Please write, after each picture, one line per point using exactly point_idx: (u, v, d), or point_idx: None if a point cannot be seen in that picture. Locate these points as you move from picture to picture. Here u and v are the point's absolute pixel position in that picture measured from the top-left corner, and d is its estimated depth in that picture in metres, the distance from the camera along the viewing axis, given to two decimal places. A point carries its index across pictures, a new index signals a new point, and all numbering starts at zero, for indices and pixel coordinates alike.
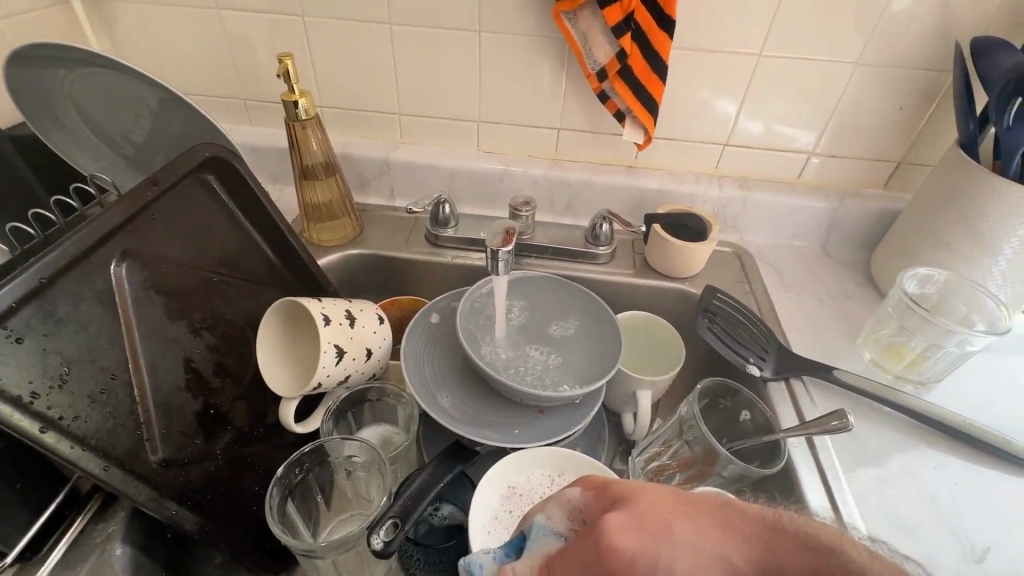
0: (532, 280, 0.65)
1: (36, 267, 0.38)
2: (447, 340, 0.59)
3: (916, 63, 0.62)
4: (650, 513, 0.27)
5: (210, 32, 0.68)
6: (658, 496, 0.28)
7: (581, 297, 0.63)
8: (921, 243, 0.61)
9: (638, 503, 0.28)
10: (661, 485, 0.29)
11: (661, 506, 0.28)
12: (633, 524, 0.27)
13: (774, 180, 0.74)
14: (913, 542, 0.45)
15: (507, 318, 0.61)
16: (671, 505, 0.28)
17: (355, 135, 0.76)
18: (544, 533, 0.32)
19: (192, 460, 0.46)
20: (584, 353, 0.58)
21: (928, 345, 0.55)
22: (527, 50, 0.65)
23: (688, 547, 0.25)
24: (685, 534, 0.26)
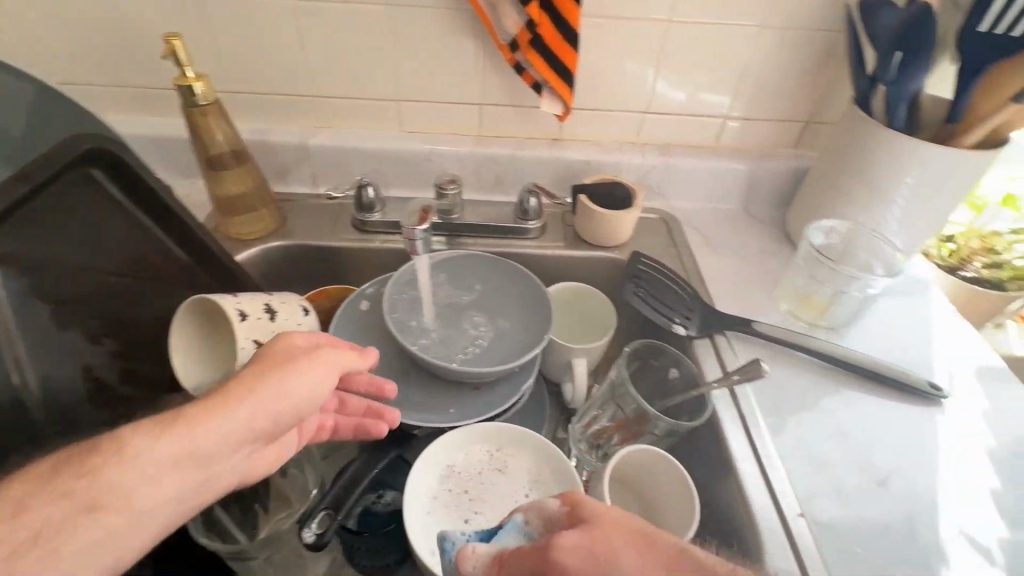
0: (463, 260, 0.64)
1: None
2: (376, 326, 0.58)
3: (816, 24, 0.64)
4: (606, 540, 0.26)
5: (90, 14, 0.62)
6: (621, 527, 0.26)
7: (515, 273, 0.62)
8: (827, 197, 0.65)
9: (599, 528, 0.26)
10: (629, 517, 0.26)
11: (616, 536, 0.26)
12: (583, 550, 0.26)
13: (694, 145, 0.76)
14: (826, 474, 0.49)
15: (439, 301, 0.61)
16: (631, 538, 0.26)
17: (268, 121, 0.72)
18: (517, 533, 0.30)
19: None
20: (519, 327, 0.58)
21: (835, 292, 0.59)
22: (438, 22, 0.63)
23: None
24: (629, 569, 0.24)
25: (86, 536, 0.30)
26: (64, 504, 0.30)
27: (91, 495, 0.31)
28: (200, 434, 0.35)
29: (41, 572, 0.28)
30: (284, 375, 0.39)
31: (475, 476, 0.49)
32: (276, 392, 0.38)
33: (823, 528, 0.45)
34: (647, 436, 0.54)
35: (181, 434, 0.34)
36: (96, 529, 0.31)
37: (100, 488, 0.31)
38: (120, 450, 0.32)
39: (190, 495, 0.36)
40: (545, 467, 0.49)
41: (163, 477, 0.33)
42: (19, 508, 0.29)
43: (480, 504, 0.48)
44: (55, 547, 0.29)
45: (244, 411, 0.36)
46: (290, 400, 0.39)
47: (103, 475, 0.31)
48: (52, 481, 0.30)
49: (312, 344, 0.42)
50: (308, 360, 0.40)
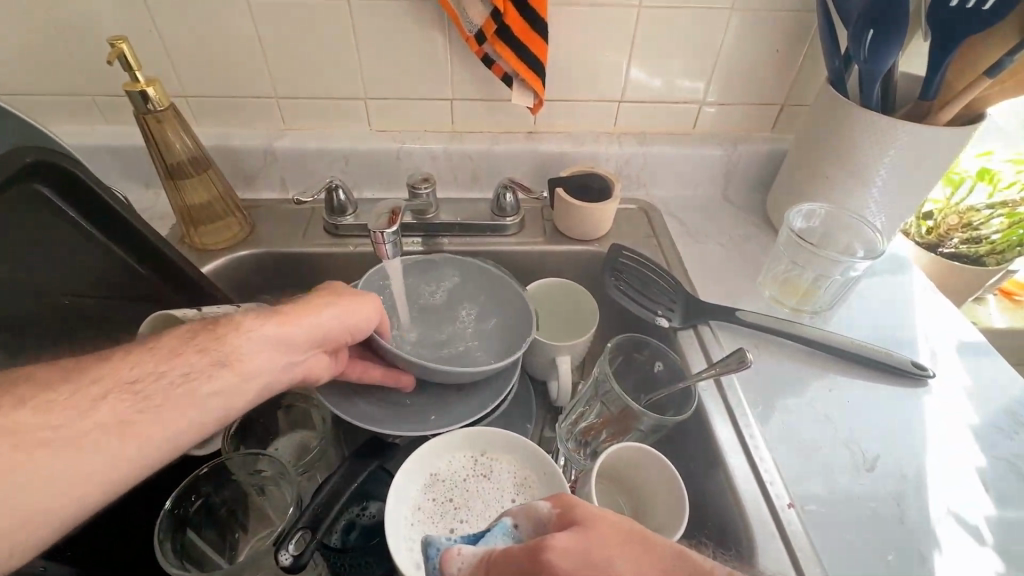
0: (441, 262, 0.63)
1: None
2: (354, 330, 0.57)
3: (787, 5, 0.63)
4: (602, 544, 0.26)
5: (30, 18, 0.59)
6: (612, 529, 0.27)
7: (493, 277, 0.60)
8: (806, 181, 0.64)
9: (591, 529, 0.27)
10: (620, 518, 0.27)
11: (609, 539, 0.26)
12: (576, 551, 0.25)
13: (671, 132, 0.74)
14: (815, 461, 0.48)
15: (422, 303, 0.60)
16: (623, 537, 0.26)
17: (231, 125, 0.69)
18: (506, 537, 0.29)
19: None
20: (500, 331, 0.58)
21: (817, 276, 0.59)
22: (402, 17, 0.61)
23: None
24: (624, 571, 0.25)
25: (214, 386, 0.36)
26: (200, 358, 0.36)
27: (220, 354, 0.37)
28: (294, 325, 0.41)
29: (174, 409, 0.34)
30: (349, 298, 0.46)
31: (460, 482, 0.48)
32: (345, 308, 0.45)
33: (814, 517, 0.44)
34: (634, 433, 0.52)
35: (277, 324, 0.41)
36: (221, 381, 0.36)
37: (224, 350, 0.37)
38: (236, 326, 0.39)
39: (275, 383, 0.41)
40: (530, 469, 0.48)
41: (265, 357, 0.39)
42: (171, 355, 0.36)
43: (466, 511, 0.47)
44: (194, 388, 0.35)
45: (322, 314, 0.43)
46: (352, 320, 0.45)
47: (226, 339, 0.38)
48: (189, 343, 0.37)
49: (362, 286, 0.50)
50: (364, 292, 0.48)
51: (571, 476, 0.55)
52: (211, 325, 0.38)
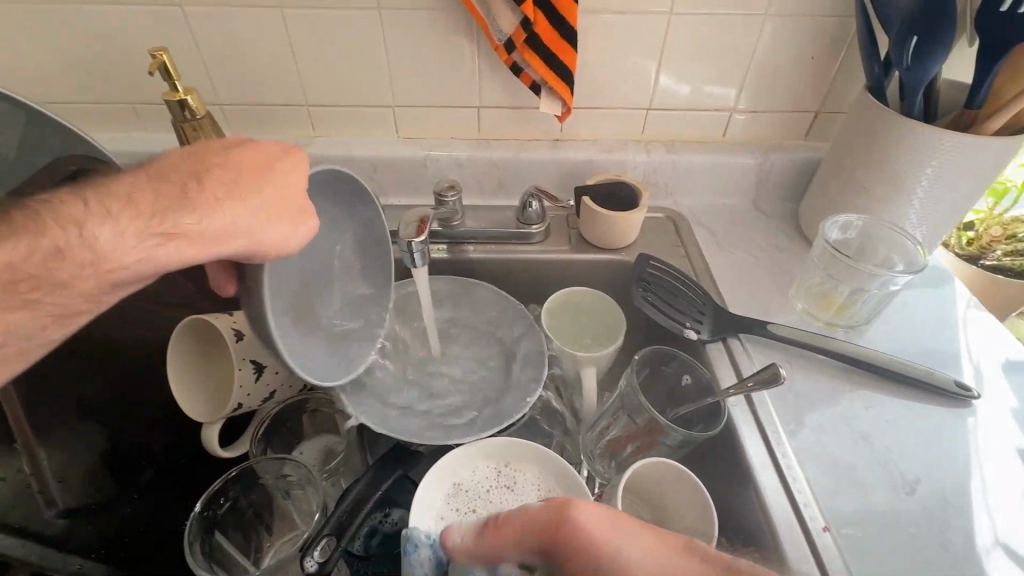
0: (468, 287, 0.64)
1: None
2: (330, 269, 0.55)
3: (824, 11, 0.61)
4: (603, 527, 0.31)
5: (76, 31, 0.62)
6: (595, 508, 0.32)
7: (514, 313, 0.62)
8: (841, 190, 0.62)
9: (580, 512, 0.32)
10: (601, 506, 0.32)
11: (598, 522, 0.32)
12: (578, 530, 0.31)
13: (701, 140, 0.73)
14: (852, 483, 0.46)
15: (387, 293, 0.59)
16: (610, 520, 0.31)
17: (262, 132, 0.71)
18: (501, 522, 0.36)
19: (98, 508, 0.54)
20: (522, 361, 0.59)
21: (854, 290, 0.57)
22: (433, 25, 0.61)
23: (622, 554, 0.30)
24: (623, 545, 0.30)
25: (50, 335, 0.35)
26: (27, 315, 0.33)
27: (63, 306, 0.34)
28: (197, 253, 0.36)
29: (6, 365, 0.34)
30: (270, 234, 0.40)
31: (483, 493, 0.47)
32: (256, 246, 0.39)
33: (849, 542, 0.43)
34: (660, 447, 0.51)
35: (170, 248, 0.35)
36: (59, 329, 0.35)
37: (70, 297, 0.34)
38: (96, 269, 0.33)
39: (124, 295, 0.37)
40: (553, 481, 0.48)
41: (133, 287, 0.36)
42: None
43: None
44: (26, 349, 0.34)
45: (227, 246, 0.37)
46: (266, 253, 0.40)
47: (71, 286, 0.33)
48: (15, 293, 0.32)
49: (302, 207, 0.42)
50: (293, 227, 0.41)
51: (595, 489, 0.55)
52: (57, 257, 0.32)
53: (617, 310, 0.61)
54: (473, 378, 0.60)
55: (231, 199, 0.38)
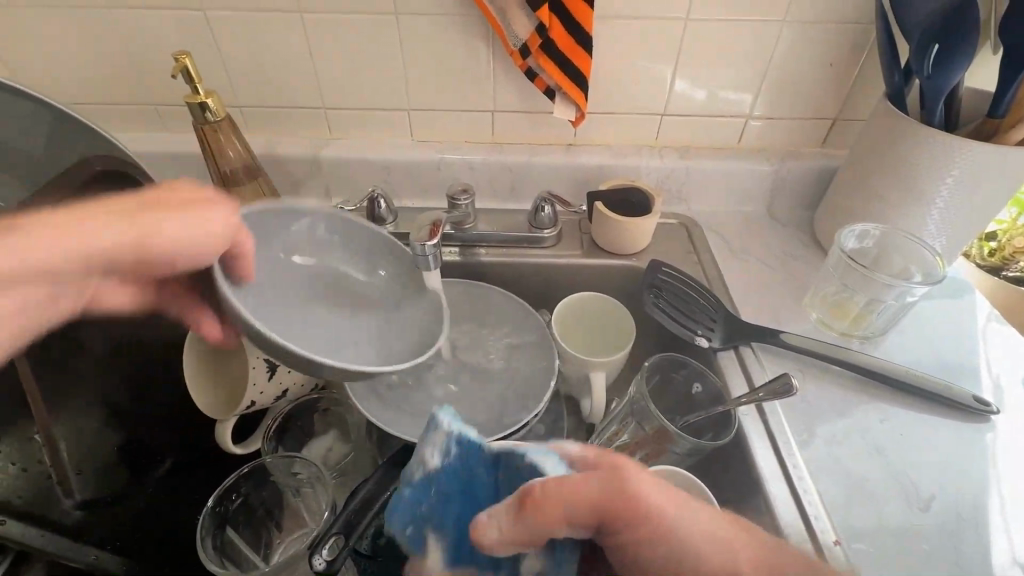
0: (480, 291, 0.65)
1: None
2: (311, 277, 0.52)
3: (843, 18, 0.61)
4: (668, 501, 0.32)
5: (103, 33, 0.63)
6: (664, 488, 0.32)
7: (525, 317, 0.63)
8: (858, 198, 0.61)
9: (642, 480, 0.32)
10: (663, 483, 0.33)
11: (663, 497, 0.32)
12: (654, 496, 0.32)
13: (715, 147, 0.73)
14: (865, 496, 0.46)
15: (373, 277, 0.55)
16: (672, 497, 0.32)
17: (279, 134, 0.72)
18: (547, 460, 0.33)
19: (113, 498, 0.56)
20: (532, 366, 0.60)
21: (869, 300, 0.56)
22: (449, 30, 0.62)
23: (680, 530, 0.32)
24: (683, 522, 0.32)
25: None
26: None
27: None
28: (44, 245, 0.32)
29: None
30: (155, 222, 0.35)
31: None
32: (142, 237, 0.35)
33: (860, 557, 0.42)
34: (670, 455, 0.51)
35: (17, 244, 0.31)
36: None
37: None
38: None
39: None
40: None
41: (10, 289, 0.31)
42: None
43: None
44: None
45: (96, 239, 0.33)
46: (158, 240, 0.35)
47: None
48: None
49: (208, 200, 0.39)
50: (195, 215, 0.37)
51: None
52: None
53: (629, 317, 0.61)
54: (482, 381, 0.60)
55: (114, 204, 0.36)
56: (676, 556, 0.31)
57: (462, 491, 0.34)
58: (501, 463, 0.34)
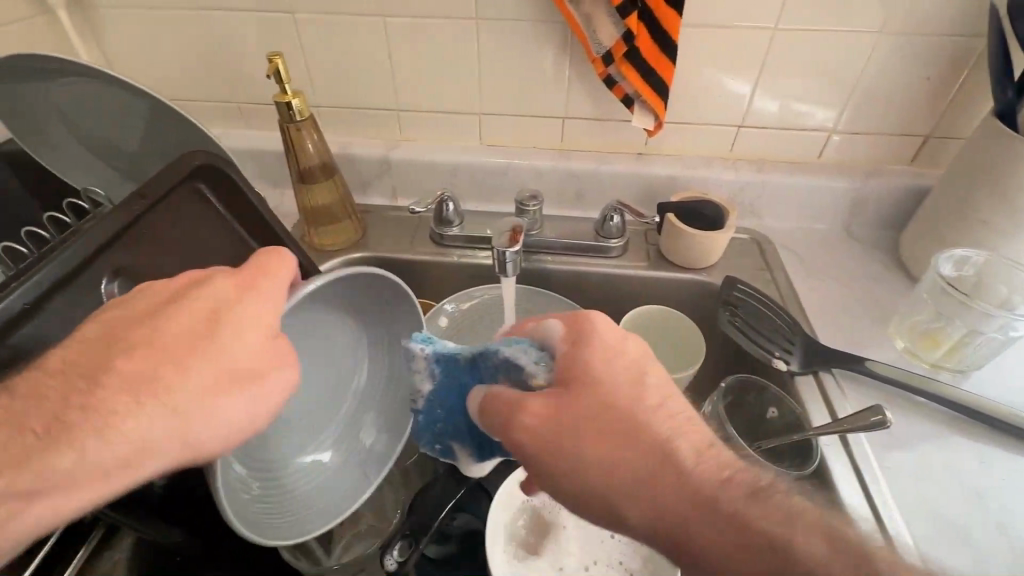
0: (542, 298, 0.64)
1: (37, 277, 0.36)
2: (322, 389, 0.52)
3: (947, 30, 0.57)
4: (591, 418, 0.33)
5: (196, 33, 0.66)
6: (594, 402, 0.33)
7: None
8: (956, 222, 0.57)
9: (576, 395, 0.34)
10: (596, 395, 0.34)
11: (592, 409, 0.33)
12: (575, 412, 0.33)
13: (794, 161, 0.70)
14: (967, 547, 0.42)
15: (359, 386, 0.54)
16: (598, 415, 0.33)
17: (353, 133, 0.74)
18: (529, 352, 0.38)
19: None
20: None
21: (967, 331, 0.52)
22: (527, 36, 0.62)
23: (603, 462, 0.32)
24: (610, 455, 0.32)
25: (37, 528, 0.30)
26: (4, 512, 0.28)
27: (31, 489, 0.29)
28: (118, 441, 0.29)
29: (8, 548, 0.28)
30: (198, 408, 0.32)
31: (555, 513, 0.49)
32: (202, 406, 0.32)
33: None
34: None
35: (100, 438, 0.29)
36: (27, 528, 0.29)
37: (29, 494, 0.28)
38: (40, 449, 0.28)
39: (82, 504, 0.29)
40: None
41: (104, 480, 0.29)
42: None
43: (562, 543, 0.47)
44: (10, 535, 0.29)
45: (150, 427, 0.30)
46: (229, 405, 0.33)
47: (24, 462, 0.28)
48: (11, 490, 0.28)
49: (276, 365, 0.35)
50: (262, 389, 0.34)
51: None
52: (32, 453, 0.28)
53: (699, 332, 0.59)
54: None
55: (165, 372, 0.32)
56: (604, 485, 0.32)
57: (455, 398, 0.42)
58: (478, 366, 0.40)
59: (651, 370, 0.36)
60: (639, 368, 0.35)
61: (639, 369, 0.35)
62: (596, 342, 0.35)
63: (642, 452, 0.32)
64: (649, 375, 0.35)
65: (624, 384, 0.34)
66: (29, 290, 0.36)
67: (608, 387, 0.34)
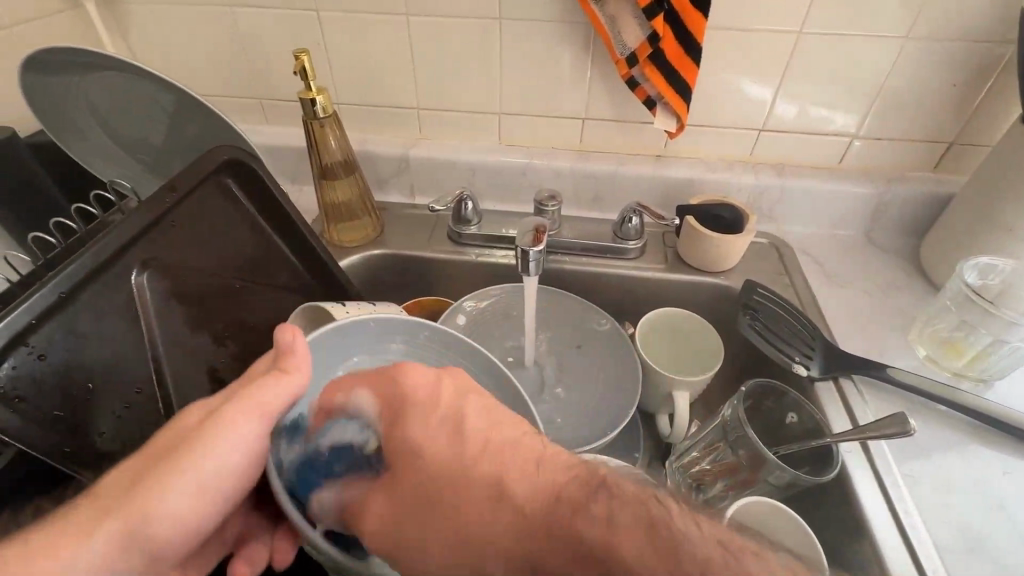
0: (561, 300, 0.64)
1: (74, 267, 0.38)
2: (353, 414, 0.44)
3: (975, 36, 0.57)
4: (414, 497, 0.34)
5: (221, 30, 0.67)
6: (408, 477, 0.34)
7: (602, 324, 0.61)
8: (980, 230, 0.57)
9: (401, 468, 0.35)
10: (409, 472, 0.34)
11: (407, 483, 0.34)
12: (398, 491, 0.34)
13: (815, 166, 0.70)
14: (990, 557, 0.42)
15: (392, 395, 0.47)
16: (416, 500, 0.33)
17: (372, 131, 0.74)
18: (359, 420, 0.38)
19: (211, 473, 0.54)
20: (604, 376, 0.57)
21: (992, 340, 0.51)
22: (549, 36, 0.62)
23: (435, 555, 0.32)
24: (439, 554, 0.32)
25: None
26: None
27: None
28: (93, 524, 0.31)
29: None
30: (156, 497, 0.32)
31: None
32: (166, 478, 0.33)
33: None
34: (761, 486, 0.49)
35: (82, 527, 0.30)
36: None
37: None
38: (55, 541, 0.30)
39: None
40: None
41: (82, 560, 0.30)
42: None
43: None
44: None
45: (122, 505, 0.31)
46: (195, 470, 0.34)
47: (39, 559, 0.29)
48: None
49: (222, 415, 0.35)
50: (210, 441, 0.34)
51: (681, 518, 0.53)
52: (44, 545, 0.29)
53: (718, 335, 0.59)
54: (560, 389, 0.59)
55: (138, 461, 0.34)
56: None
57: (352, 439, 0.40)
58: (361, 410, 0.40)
59: (468, 411, 0.36)
60: (454, 411, 0.36)
61: (457, 412, 0.36)
62: (408, 415, 0.36)
63: (466, 545, 0.31)
64: (469, 414, 0.36)
65: (442, 441, 0.35)
66: (62, 281, 0.37)
67: (423, 455, 0.34)
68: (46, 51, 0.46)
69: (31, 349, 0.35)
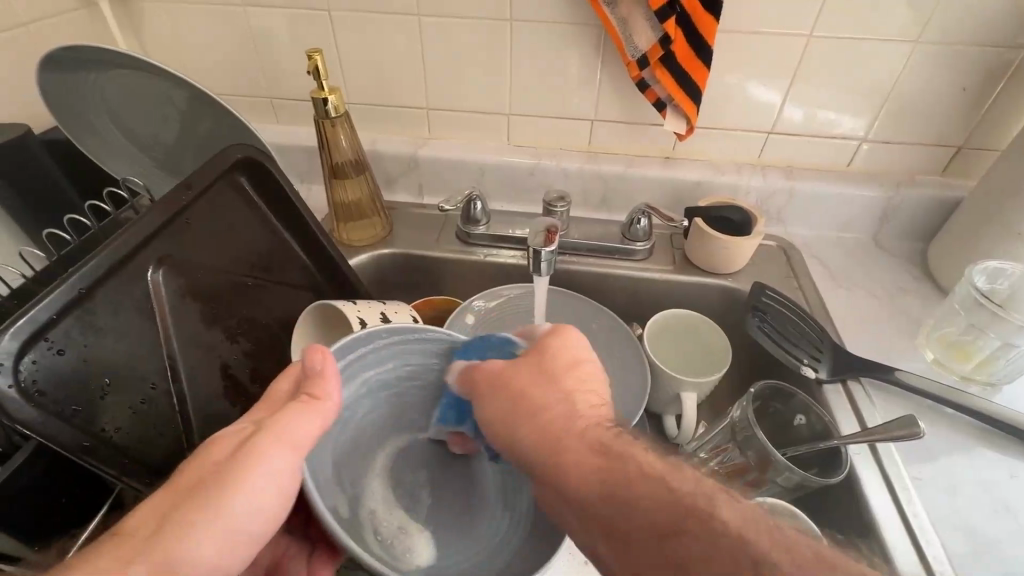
0: (569, 300, 0.64)
1: (93, 263, 0.38)
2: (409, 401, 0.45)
3: (984, 41, 0.57)
4: (510, 376, 0.39)
5: (233, 29, 0.67)
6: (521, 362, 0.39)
7: (610, 324, 0.61)
8: (988, 234, 0.57)
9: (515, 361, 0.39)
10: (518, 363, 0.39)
11: (519, 363, 0.39)
12: (500, 374, 0.39)
13: (823, 169, 0.70)
14: (999, 561, 0.42)
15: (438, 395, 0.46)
16: (512, 372, 0.39)
17: (382, 131, 0.74)
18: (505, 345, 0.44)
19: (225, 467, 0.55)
20: (611, 375, 0.58)
21: (1000, 344, 0.51)
22: (559, 37, 0.62)
23: (507, 400, 0.38)
24: (509, 396, 0.38)
25: None
26: None
27: None
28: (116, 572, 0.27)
29: None
30: (183, 543, 0.29)
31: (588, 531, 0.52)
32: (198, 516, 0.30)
33: None
34: (769, 487, 0.49)
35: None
36: None
37: None
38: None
39: None
40: None
41: None
42: None
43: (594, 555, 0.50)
44: None
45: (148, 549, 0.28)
46: (229, 510, 0.31)
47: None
48: None
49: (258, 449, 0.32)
50: (248, 476, 0.31)
51: None
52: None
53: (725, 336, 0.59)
54: None
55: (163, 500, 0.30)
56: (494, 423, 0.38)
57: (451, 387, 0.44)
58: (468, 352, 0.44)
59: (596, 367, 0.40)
60: (582, 360, 0.39)
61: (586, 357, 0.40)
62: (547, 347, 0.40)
63: (533, 400, 0.37)
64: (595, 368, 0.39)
65: (565, 362, 0.39)
66: (82, 277, 0.37)
67: (550, 355, 0.39)
68: (65, 48, 0.46)
69: (50, 344, 0.35)
